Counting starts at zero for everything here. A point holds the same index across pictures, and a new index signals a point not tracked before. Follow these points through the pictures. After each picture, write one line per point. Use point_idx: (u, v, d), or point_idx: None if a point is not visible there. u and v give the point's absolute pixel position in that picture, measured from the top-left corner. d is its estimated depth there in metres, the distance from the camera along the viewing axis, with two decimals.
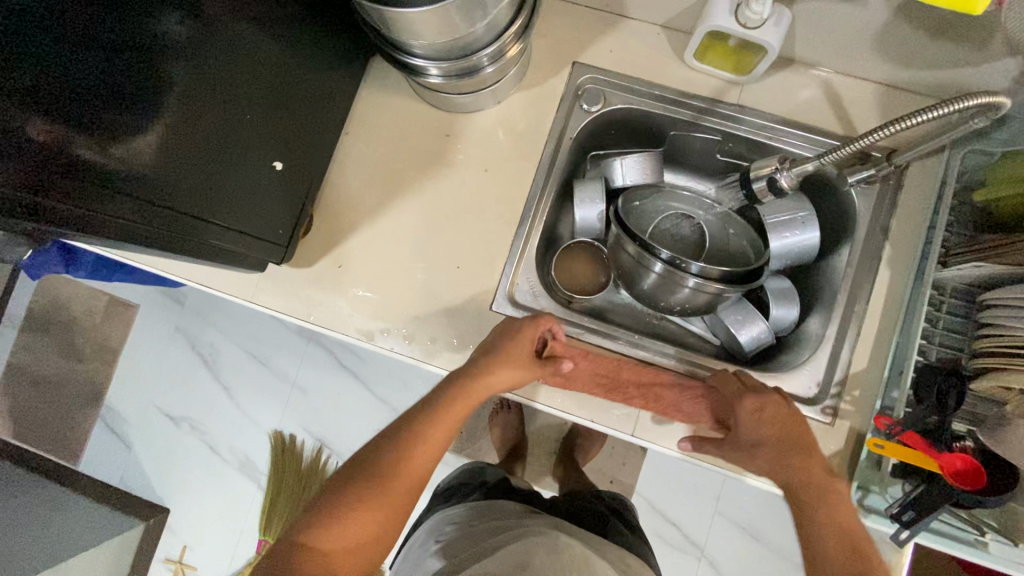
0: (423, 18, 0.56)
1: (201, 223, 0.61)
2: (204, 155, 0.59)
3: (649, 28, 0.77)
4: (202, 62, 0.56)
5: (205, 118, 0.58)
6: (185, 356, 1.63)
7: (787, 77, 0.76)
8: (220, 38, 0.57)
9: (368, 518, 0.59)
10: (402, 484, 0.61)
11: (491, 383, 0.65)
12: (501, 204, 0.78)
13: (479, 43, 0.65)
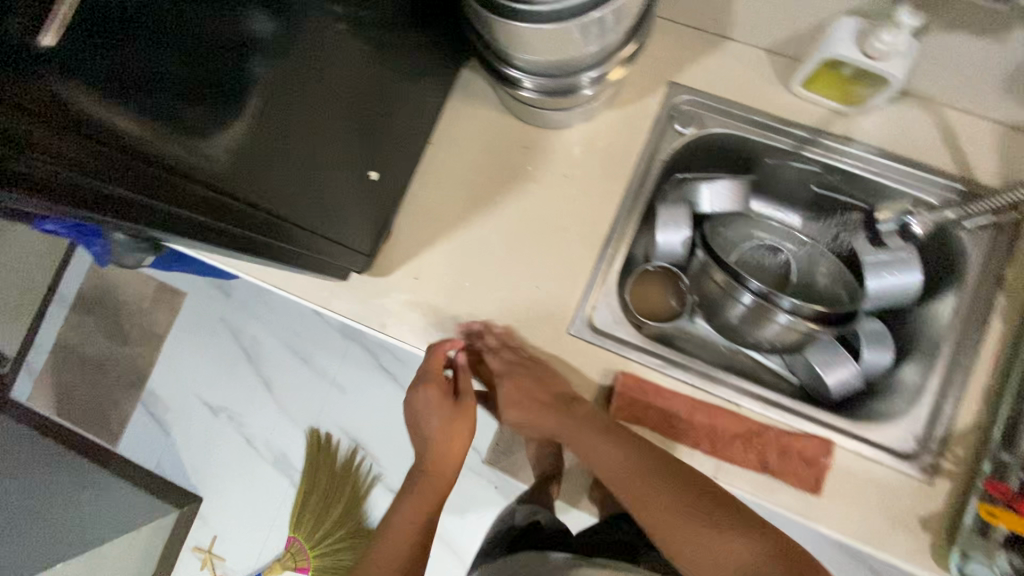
0: (536, 37, 0.54)
1: (280, 232, 0.59)
2: (286, 164, 0.55)
3: (753, 51, 0.74)
4: (297, 60, 0.51)
5: (291, 118, 0.53)
6: (228, 347, 1.64)
7: (899, 110, 0.72)
8: (319, 37, 0.52)
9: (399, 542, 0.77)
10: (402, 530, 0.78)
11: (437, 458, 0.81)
12: (585, 225, 0.75)
13: (586, 63, 0.62)
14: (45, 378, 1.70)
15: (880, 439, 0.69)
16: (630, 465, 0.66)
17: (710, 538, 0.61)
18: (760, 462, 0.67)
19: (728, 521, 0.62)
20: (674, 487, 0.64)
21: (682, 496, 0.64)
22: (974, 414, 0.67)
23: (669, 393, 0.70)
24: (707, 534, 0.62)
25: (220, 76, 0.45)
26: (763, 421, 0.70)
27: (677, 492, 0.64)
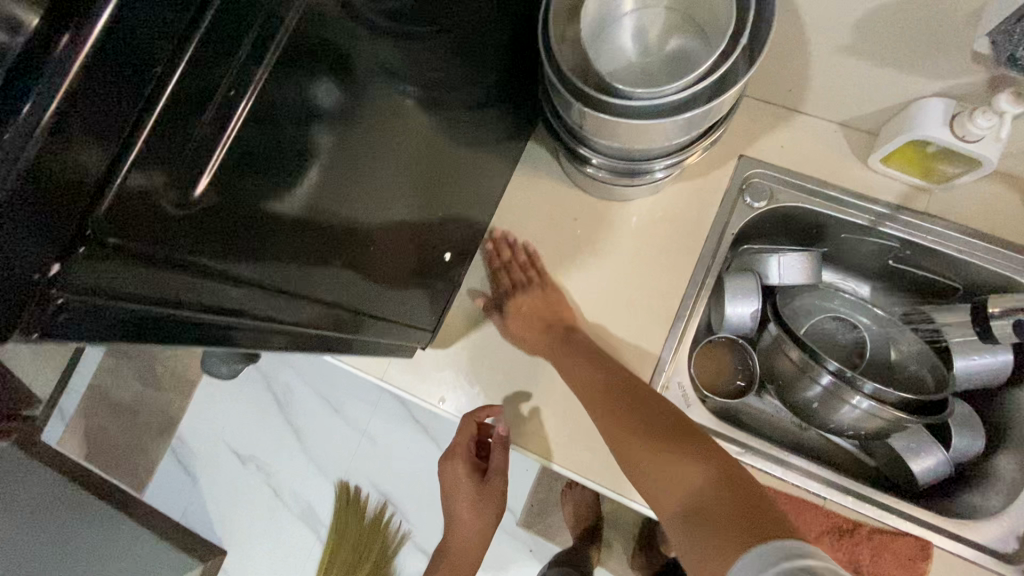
0: (621, 131, 0.52)
1: (353, 321, 0.54)
2: (354, 252, 0.50)
3: (827, 125, 0.72)
4: (363, 127, 0.43)
5: (354, 192, 0.46)
6: (259, 394, 1.62)
7: (986, 186, 0.69)
8: (383, 102, 0.45)
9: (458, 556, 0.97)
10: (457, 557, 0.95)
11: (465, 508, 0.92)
12: (655, 299, 0.73)
13: (663, 151, 0.61)
14: (75, 421, 1.69)
15: (980, 541, 0.63)
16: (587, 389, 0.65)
17: (644, 452, 0.58)
18: (852, 561, 0.64)
19: (681, 450, 0.56)
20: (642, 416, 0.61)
21: (636, 410, 0.62)
22: None
23: None
24: (656, 450, 0.57)
25: (297, 158, 0.36)
26: (849, 515, 0.66)
27: (648, 428, 0.60)
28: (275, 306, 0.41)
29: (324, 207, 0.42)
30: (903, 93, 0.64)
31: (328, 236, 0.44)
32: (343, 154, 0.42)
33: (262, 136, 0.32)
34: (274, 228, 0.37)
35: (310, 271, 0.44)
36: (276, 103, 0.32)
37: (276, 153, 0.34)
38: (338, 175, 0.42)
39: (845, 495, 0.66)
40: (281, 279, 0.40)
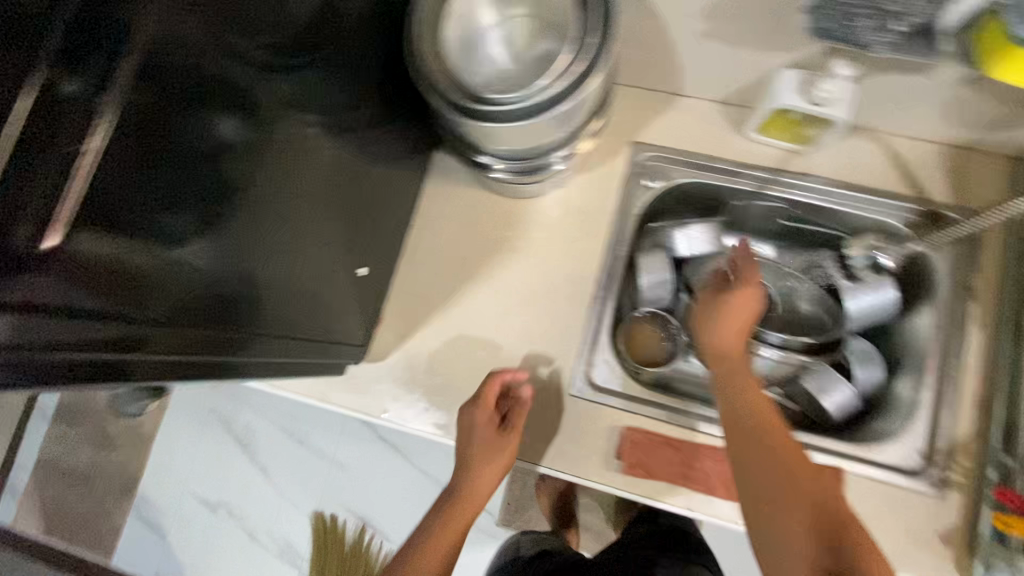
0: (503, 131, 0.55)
1: (282, 342, 0.59)
2: (274, 277, 0.55)
3: (706, 103, 0.79)
4: (271, 162, 0.50)
5: (267, 222, 0.51)
6: (221, 438, 1.59)
7: (850, 142, 0.76)
8: (291, 140, 0.51)
9: (432, 562, 0.73)
10: (434, 550, 0.74)
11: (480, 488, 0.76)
12: (573, 285, 0.77)
13: (553, 145, 0.66)
14: (31, 496, 1.62)
15: (886, 459, 0.70)
16: (734, 365, 0.65)
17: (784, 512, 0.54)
18: None
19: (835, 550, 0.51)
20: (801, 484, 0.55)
21: (807, 469, 0.56)
22: (973, 423, 0.69)
23: (678, 444, 0.71)
24: (819, 551, 0.52)
25: (192, 183, 0.42)
26: None
27: (819, 482, 0.55)
28: (180, 325, 0.45)
29: (236, 235, 0.48)
30: (760, 68, 0.70)
31: (237, 261, 0.49)
32: (252, 186, 0.48)
33: (160, 169, 0.39)
34: (184, 251, 0.43)
35: (228, 293, 0.49)
36: (169, 136, 0.39)
37: (179, 182, 0.41)
38: (249, 205, 0.49)
39: (763, 439, 0.71)
40: (199, 300, 0.46)
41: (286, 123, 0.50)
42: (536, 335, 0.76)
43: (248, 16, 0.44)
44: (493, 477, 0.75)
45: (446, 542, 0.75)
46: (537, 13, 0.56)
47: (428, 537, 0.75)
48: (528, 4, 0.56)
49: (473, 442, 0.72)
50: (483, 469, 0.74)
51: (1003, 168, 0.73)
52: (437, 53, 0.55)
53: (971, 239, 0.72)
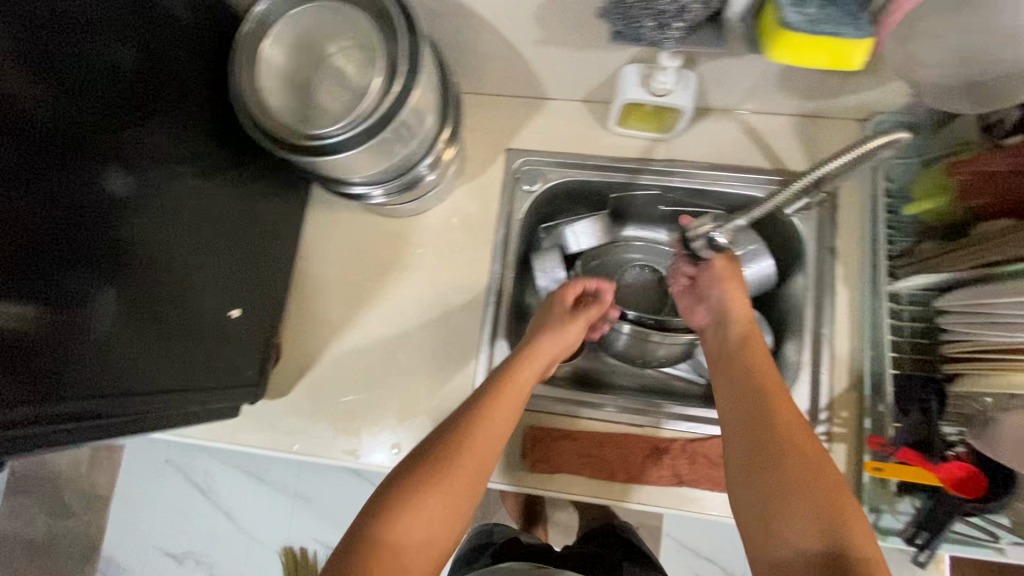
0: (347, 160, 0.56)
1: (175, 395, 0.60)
2: (169, 319, 0.59)
3: (571, 104, 0.81)
4: (153, 215, 0.57)
5: (155, 268, 0.57)
6: (180, 487, 1.57)
7: (709, 125, 0.79)
8: (172, 199, 0.59)
9: (494, 435, 0.62)
10: (492, 423, 0.63)
11: (546, 348, 0.71)
12: (465, 295, 0.79)
13: (417, 157, 0.67)
14: None
15: None
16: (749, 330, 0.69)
17: (774, 472, 0.56)
18: (674, 475, 0.71)
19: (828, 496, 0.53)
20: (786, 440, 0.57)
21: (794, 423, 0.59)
22: (849, 376, 0.72)
23: (579, 436, 0.73)
24: (810, 501, 0.53)
25: (72, 223, 0.49)
26: (668, 436, 0.74)
27: (802, 435, 0.58)
28: (43, 360, 0.46)
29: (119, 286, 0.53)
30: (606, 66, 0.72)
31: (124, 302, 0.53)
32: (136, 232, 0.55)
33: (40, 228, 0.46)
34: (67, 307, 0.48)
35: (122, 343, 0.53)
36: (44, 181, 0.47)
37: (62, 218, 0.48)
38: (124, 258, 0.54)
39: (659, 419, 0.75)
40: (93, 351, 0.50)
41: (140, 179, 0.56)
42: (435, 349, 0.78)
43: (88, 94, 0.50)
44: (558, 344, 0.72)
45: (503, 415, 0.64)
46: (355, 43, 0.56)
47: (483, 405, 0.64)
48: (348, 36, 0.56)
49: (546, 325, 0.74)
50: (553, 334, 0.72)
51: (850, 132, 0.77)
52: (259, 99, 0.54)
53: (829, 202, 0.76)
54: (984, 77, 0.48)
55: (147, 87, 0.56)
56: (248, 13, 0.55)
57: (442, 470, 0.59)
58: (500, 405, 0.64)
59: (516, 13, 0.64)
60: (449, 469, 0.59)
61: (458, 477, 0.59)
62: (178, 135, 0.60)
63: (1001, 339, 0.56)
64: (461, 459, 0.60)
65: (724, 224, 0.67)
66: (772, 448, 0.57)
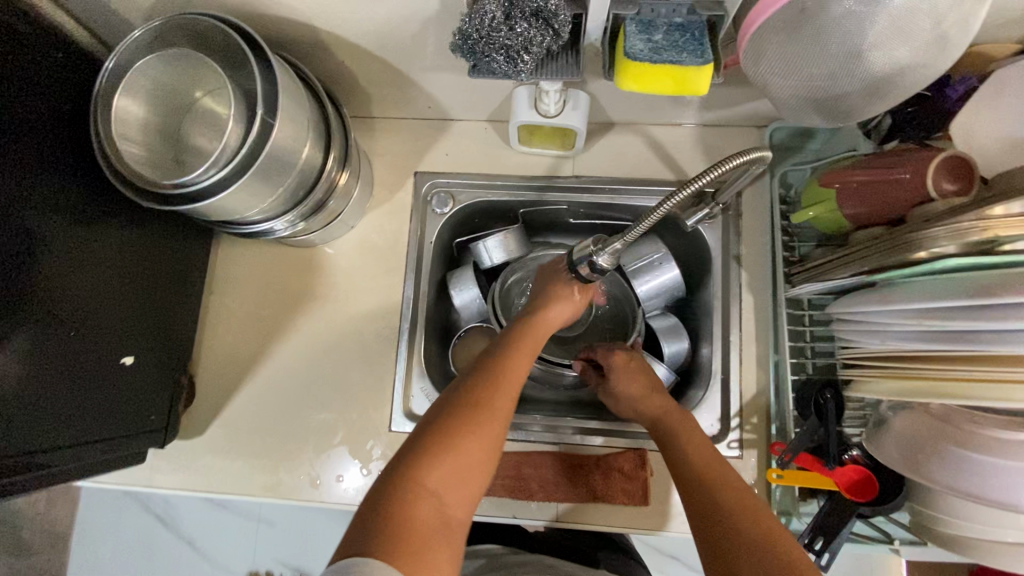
0: (222, 202, 0.55)
1: (73, 439, 0.59)
2: (75, 354, 0.59)
3: (477, 125, 0.82)
4: (61, 254, 0.57)
5: (63, 302, 0.57)
6: (142, 518, 1.52)
7: (613, 139, 0.80)
8: (78, 240, 0.59)
9: (517, 384, 0.56)
10: (516, 370, 0.57)
11: (553, 315, 0.63)
12: (379, 323, 0.79)
13: (308, 186, 0.66)
14: None
15: None
16: (655, 402, 0.68)
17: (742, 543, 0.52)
18: (590, 491, 0.71)
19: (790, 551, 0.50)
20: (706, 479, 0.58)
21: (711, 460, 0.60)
22: (757, 382, 0.73)
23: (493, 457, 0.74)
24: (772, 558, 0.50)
25: None
26: (584, 452, 0.75)
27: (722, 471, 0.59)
28: None
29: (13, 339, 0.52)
30: (500, 89, 0.73)
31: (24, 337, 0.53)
32: (43, 268, 0.55)
33: None
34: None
35: (15, 396, 0.53)
36: None
37: None
38: (20, 310, 0.53)
39: (575, 435, 0.75)
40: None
41: (34, 228, 0.54)
42: (351, 377, 0.78)
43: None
44: (567, 305, 0.65)
45: (524, 362, 0.58)
46: (218, 86, 0.57)
47: (504, 355, 0.58)
48: (204, 85, 0.57)
49: (545, 289, 0.66)
50: (562, 297, 0.64)
51: (750, 139, 0.78)
52: (117, 152, 0.53)
53: (732, 209, 0.77)
54: (826, 95, 0.49)
55: (29, 133, 0.54)
56: (105, 59, 0.52)
57: (482, 408, 0.53)
58: (522, 351, 0.59)
59: (398, 43, 0.64)
60: (479, 413, 0.52)
61: (488, 424, 0.52)
62: (66, 180, 0.58)
63: (875, 347, 0.57)
64: (494, 404, 0.54)
65: (607, 246, 0.59)
66: (701, 495, 0.58)
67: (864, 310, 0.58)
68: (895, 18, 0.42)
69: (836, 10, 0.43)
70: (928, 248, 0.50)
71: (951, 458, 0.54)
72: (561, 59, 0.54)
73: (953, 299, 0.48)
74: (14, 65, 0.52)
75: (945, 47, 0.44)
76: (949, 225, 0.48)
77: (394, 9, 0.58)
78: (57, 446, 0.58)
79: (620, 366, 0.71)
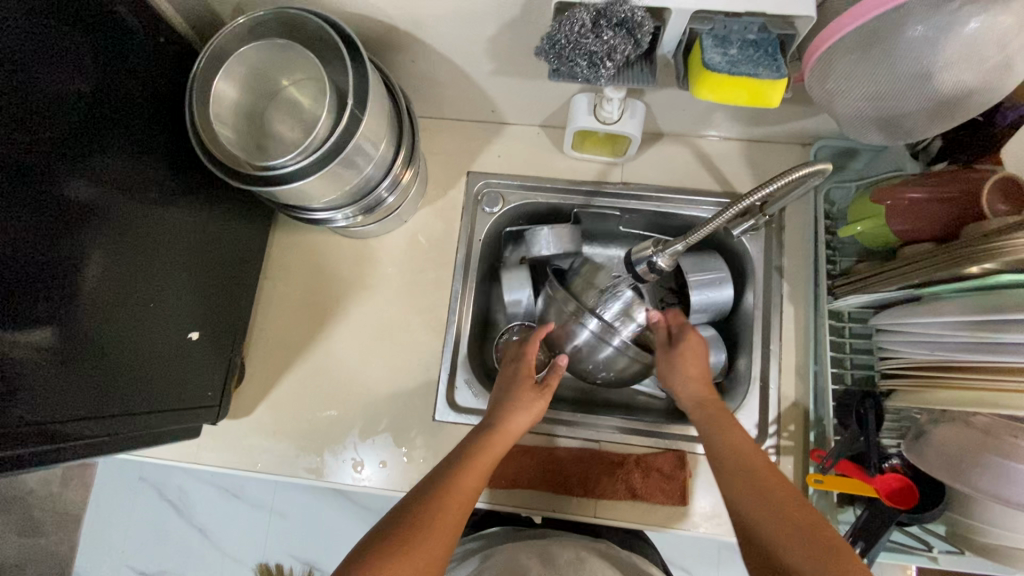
0: (305, 187, 0.57)
1: (138, 416, 0.61)
2: (139, 340, 0.60)
3: (530, 129, 0.85)
4: (136, 234, 0.59)
5: (131, 284, 0.58)
6: (153, 505, 1.48)
7: (661, 148, 0.83)
8: (152, 219, 0.61)
9: (459, 508, 0.58)
10: (463, 491, 0.59)
11: (512, 429, 0.67)
12: (427, 314, 0.81)
13: (375, 179, 0.68)
14: None
15: None
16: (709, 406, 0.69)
17: (770, 522, 0.54)
18: (628, 489, 0.73)
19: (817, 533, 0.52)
20: (752, 479, 0.59)
21: (744, 455, 0.61)
22: (794, 391, 0.75)
23: (534, 450, 0.76)
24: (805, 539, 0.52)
25: (65, 231, 0.51)
26: (622, 450, 0.76)
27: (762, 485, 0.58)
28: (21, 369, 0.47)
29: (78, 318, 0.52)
30: (558, 96, 0.76)
31: (99, 320, 0.55)
32: (119, 247, 0.56)
33: (39, 230, 0.48)
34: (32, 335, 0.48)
35: (86, 372, 0.54)
36: (46, 185, 0.49)
37: (49, 224, 0.49)
38: (101, 285, 0.55)
39: (613, 433, 0.77)
40: (62, 387, 0.51)
41: (115, 202, 0.56)
42: (397, 366, 0.80)
43: (97, 124, 0.54)
44: (527, 417, 0.70)
45: (473, 483, 0.61)
46: (305, 77, 0.60)
47: (451, 477, 0.60)
48: (291, 74, 0.60)
49: (504, 404, 0.71)
50: (518, 411, 0.69)
51: (795, 155, 0.81)
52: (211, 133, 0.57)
53: (775, 222, 0.80)
54: (889, 112, 0.52)
55: (121, 111, 0.56)
56: (202, 48, 0.56)
57: (429, 514, 0.56)
58: (469, 472, 0.61)
59: (469, 48, 0.68)
60: (427, 523, 0.55)
61: (425, 546, 0.53)
62: (146, 158, 0.60)
63: (922, 356, 0.60)
64: (444, 505, 0.57)
65: (666, 248, 0.61)
66: (734, 484, 0.59)
67: (912, 323, 0.60)
68: (964, 45, 0.45)
69: (908, 34, 0.46)
70: (979, 264, 0.52)
71: (992, 467, 0.56)
72: (636, 67, 0.57)
73: (1001, 314, 0.51)
74: (117, 47, 0.55)
75: (1008, 73, 0.47)
76: (995, 244, 0.50)
77: (474, 16, 0.61)
78: (125, 414, 0.59)
79: (686, 348, 0.74)
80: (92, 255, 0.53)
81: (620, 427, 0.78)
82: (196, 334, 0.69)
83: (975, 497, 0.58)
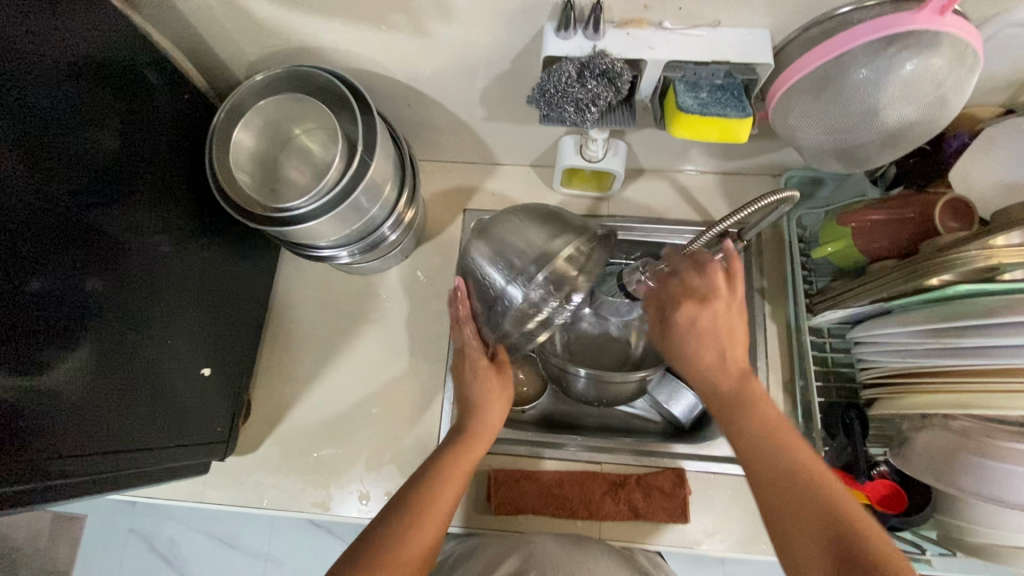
0: (320, 226, 0.61)
1: (152, 450, 0.62)
2: (153, 373, 0.62)
3: (521, 168, 0.91)
4: (156, 273, 0.62)
5: (149, 315, 0.61)
6: (143, 561, 1.41)
7: (644, 183, 0.89)
8: (172, 262, 0.65)
9: (447, 501, 0.61)
10: (434, 520, 0.59)
11: (491, 420, 0.70)
12: (428, 345, 0.85)
13: (379, 220, 0.73)
14: None
15: (723, 453, 0.78)
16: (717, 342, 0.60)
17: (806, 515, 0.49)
18: (631, 508, 0.75)
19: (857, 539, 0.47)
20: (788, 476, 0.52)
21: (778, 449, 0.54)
22: (784, 407, 0.79)
23: (538, 475, 0.78)
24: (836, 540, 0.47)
25: (98, 269, 0.55)
26: (623, 471, 0.78)
27: (778, 471, 0.52)
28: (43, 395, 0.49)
29: (98, 346, 0.55)
30: (547, 137, 0.82)
31: (119, 352, 0.57)
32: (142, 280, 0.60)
33: (76, 265, 0.52)
34: (26, 380, 0.48)
35: (105, 402, 0.56)
36: (82, 225, 0.53)
37: (84, 257, 0.53)
38: (122, 319, 0.58)
39: (613, 455, 0.79)
40: (81, 415, 0.53)
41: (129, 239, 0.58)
42: (400, 395, 0.82)
43: (129, 172, 0.59)
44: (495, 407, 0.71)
45: (456, 486, 0.63)
46: (316, 126, 0.66)
47: (435, 472, 0.63)
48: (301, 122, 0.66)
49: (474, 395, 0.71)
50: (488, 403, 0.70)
51: (768, 186, 0.87)
52: (231, 176, 0.63)
53: (754, 247, 0.86)
54: (844, 142, 0.59)
55: (141, 161, 0.60)
56: (221, 105, 0.61)
57: (419, 509, 0.59)
58: (459, 468, 0.64)
59: (465, 98, 0.74)
60: (419, 519, 0.58)
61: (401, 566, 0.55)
62: (169, 207, 0.64)
63: (897, 364, 0.64)
64: (431, 502, 0.60)
65: None
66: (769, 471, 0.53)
67: (884, 334, 0.65)
68: (903, 84, 0.51)
69: (854, 77, 0.52)
70: (937, 275, 0.57)
71: (972, 467, 0.59)
72: (618, 110, 0.63)
73: (960, 321, 0.55)
74: (134, 101, 0.59)
75: (944, 106, 0.54)
76: (950, 256, 0.55)
77: (469, 70, 0.68)
78: (138, 447, 0.60)
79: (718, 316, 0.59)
80: (116, 292, 0.57)
81: (618, 449, 0.80)
82: (205, 370, 0.71)
83: (959, 496, 0.61)
